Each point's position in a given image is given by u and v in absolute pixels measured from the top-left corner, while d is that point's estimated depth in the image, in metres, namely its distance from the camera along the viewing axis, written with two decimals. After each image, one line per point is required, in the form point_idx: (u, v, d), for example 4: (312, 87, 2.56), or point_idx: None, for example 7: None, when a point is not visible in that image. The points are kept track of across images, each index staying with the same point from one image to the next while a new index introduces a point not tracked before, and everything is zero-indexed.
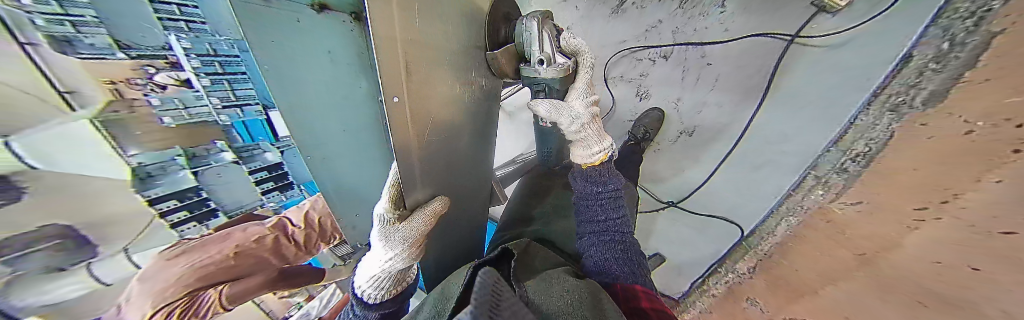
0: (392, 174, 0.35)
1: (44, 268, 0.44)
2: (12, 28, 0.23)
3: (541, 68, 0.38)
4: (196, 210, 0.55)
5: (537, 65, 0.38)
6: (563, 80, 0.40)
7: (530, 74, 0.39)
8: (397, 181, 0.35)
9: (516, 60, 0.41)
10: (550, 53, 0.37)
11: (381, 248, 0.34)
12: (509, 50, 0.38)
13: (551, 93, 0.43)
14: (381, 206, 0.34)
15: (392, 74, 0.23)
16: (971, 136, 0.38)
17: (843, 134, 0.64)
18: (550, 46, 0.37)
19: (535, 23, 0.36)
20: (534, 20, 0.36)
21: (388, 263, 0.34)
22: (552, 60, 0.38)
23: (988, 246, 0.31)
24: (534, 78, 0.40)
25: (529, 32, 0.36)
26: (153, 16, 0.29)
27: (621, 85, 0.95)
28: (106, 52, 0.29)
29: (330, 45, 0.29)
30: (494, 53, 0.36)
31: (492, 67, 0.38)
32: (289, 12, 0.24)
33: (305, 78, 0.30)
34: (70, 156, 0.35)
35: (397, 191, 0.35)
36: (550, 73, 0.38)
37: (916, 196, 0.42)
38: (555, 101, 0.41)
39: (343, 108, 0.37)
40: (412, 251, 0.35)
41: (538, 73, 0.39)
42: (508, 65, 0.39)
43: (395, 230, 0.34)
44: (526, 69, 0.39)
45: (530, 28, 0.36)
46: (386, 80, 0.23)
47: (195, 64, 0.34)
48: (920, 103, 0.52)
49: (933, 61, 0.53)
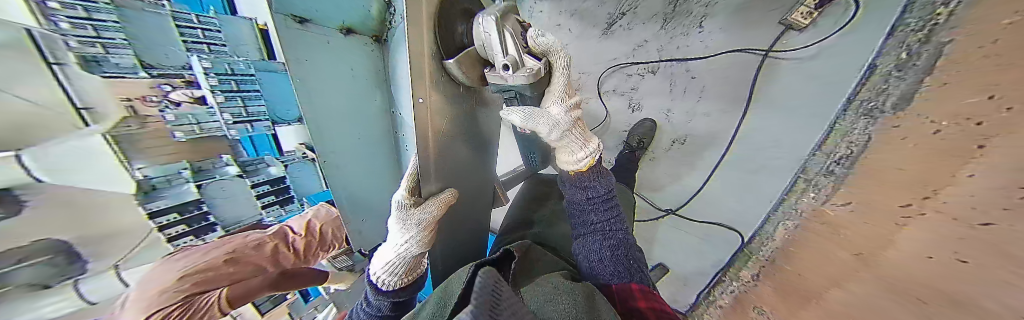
0: (410, 166, 0.36)
1: (30, 285, 0.43)
2: (48, 49, 0.32)
3: (507, 74, 0.30)
4: (194, 225, 0.58)
5: (502, 71, 0.31)
6: (535, 86, 0.33)
7: (497, 81, 0.33)
8: (415, 171, 0.36)
9: (479, 65, 0.35)
10: (517, 56, 0.30)
11: (398, 231, 0.35)
12: (470, 55, 0.32)
13: (524, 100, 0.39)
14: (398, 193, 0.35)
15: (419, 78, 0.29)
16: (939, 135, 0.40)
17: (825, 138, 0.68)
18: (514, 47, 0.30)
19: (493, 24, 0.29)
20: (492, 20, 0.29)
21: (401, 247, 0.35)
22: (521, 63, 0.30)
23: (974, 238, 0.32)
24: (501, 84, 0.33)
25: (487, 32, 0.30)
26: (179, 39, 0.42)
27: (615, 98, 1.00)
28: (128, 71, 0.39)
29: (350, 63, 0.42)
30: (451, 63, 0.31)
31: (452, 77, 0.33)
32: (319, 34, 0.37)
33: (328, 90, 0.39)
34: (80, 173, 0.41)
35: (414, 180, 0.36)
36: (518, 79, 0.31)
37: (901, 193, 0.44)
38: (528, 109, 0.36)
39: (360, 118, 0.46)
40: (426, 236, 0.35)
41: (505, 79, 0.32)
42: (471, 73, 0.33)
43: (410, 214, 0.34)
44: (491, 75, 0.33)
45: (487, 28, 0.30)
46: (414, 82, 0.29)
47: (214, 82, 0.46)
48: (891, 108, 0.55)
49: (896, 69, 0.57)
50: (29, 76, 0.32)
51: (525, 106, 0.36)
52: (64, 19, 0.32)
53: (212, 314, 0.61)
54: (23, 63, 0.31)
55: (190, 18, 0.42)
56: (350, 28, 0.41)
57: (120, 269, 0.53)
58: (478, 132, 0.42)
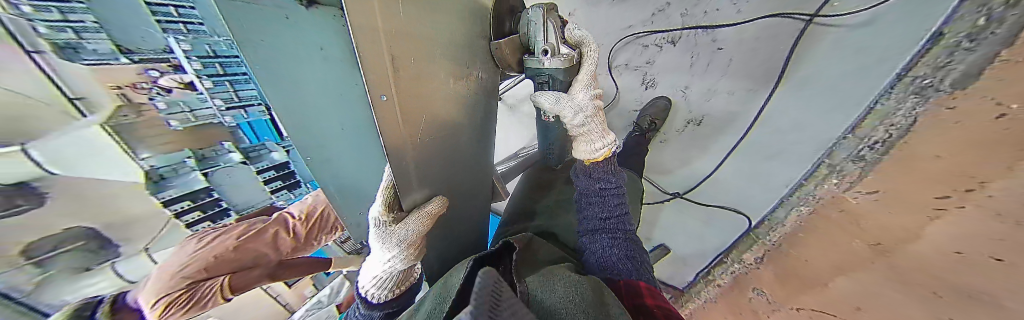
0: (385, 179, 0.34)
1: (72, 268, 0.49)
2: (19, 36, 0.28)
3: (545, 58, 0.35)
4: (208, 211, 0.60)
5: (541, 56, 0.36)
6: (568, 71, 0.38)
7: (535, 65, 0.37)
8: (391, 183, 0.34)
9: (518, 51, 0.39)
10: (555, 43, 0.36)
11: (381, 249, 0.35)
12: (513, 40, 0.37)
13: (554, 86, 0.41)
14: (375, 209, 0.34)
15: (376, 73, 0.22)
16: (1001, 121, 0.35)
17: (861, 119, 0.61)
18: (554, 36, 0.37)
19: (540, 14, 0.36)
20: (540, 10, 0.36)
21: (387, 264, 0.36)
22: (558, 50, 0.36)
23: (1016, 237, 0.30)
24: (538, 69, 0.38)
25: (536, 21, 0.36)
26: (153, 19, 0.33)
27: (627, 73, 0.93)
28: (109, 57, 0.33)
29: (321, 42, 0.26)
30: (498, 43, 0.36)
31: (496, 58, 0.38)
32: (272, 9, 0.21)
33: (304, 79, 0.28)
34: (87, 166, 0.41)
35: (391, 195, 0.35)
36: (554, 63, 0.36)
37: (938, 184, 0.40)
38: (558, 93, 0.40)
39: (347, 108, 0.34)
40: (411, 251, 0.36)
41: (542, 63, 0.36)
42: (512, 55, 0.38)
43: (390, 231, 0.34)
44: (529, 60, 0.37)
45: (536, 18, 0.36)
46: (371, 76, 0.21)
47: (197, 65, 0.38)
48: (950, 86, 0.48)
49: (967, 39, 0.47)
50: (8, 63, 0.29)
51: (554, 92, 0.40)
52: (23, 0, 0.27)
53: (215, 299, 0.67)
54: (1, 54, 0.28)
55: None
56: None
57: (151, 251, 0.59)
58: (469, 123, 0.38)
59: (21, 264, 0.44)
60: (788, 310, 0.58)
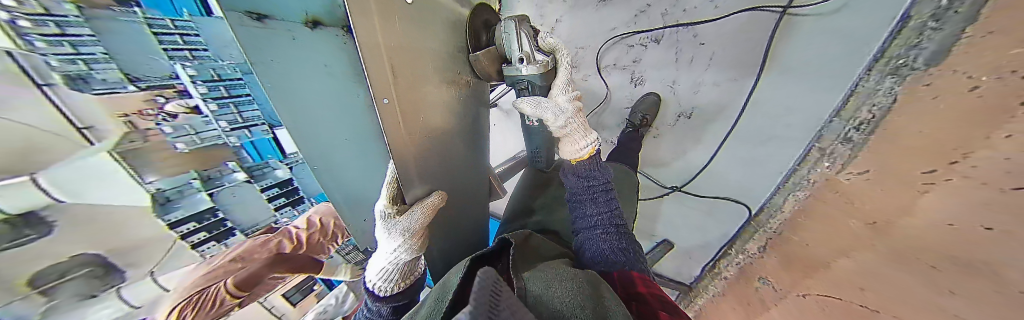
0: (389, 175, 0.36)
1: (79, 296, 0.45)
2: (35, 72, 0.28)
3: (522, 66, 0.37)
4: (214, 231, 0.57)
5: (518, 64, 0.37)
6: (543, 76, 0.39)
7: (513, 72, 0.39)
8: (396, 178, 0.36)
9: (497, 61, 0.40)
10: (529, 51, 0.36)
11: (387, 241, 0.36)
12: (492, 52, 0.38)
13: (534, 90, 0.43)
14: (380, 203, 0.36)
15: (379, 73, 0.23)
16: (976, 92, 0.37)
17: (845, 102, 0.64)
18: (529, 44, 0.36)
19: (512, 25, 0.35)
20: (511, 22, 0.35)
21: (393, 255, 0.36)
22: (532, 57, 0.37)
23: (1002, 204, 0.30)
24: (516, 76, 0.39)
25: (507, 31, 0.36)
26: (159, 47, 0.33)
27: (615, 72, 0.96)
28: (117, 86, 0.33)
29: (326, 57, 0.29)
30: (476, 54, 0.37)
31: (475, 67, 0.39)
32: (281, 30, 0.24)
33: (311, 93, 0.29)
34: (97, 189, 0.38)
35: (396, 188, 0.36)
36: (530, 69, 0.37)
37: (925, 158, 0.42)
38: (537, 97, 0.41)
39: (351, 117, 0.35)
40: (414, 241, 0.36)
41: (519, 70, 0.38)
42: (490, 65, 0.39)
43: (395, 222, 0.35)
44: (507, 68, 0.39)
45: (507, 28, 0.36)
46: (375, 79, 0.23)
47: (203, 89, 0.39)
48: (923, 64, 0.51)
49: (931, 19, 0.51)
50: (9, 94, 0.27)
51: (533, 96, 0.41)
52: (37, 37, 0.26)
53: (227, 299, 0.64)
54: (12, 91, 0.27)
55: (166, 24, 0.32)
56: (320, 15, 0.27)
57: (156, 277, 0.53)
58: (461, 128, 0.40)
59: (29, 293, 0.40)
60: (795, 296, 0.59)
